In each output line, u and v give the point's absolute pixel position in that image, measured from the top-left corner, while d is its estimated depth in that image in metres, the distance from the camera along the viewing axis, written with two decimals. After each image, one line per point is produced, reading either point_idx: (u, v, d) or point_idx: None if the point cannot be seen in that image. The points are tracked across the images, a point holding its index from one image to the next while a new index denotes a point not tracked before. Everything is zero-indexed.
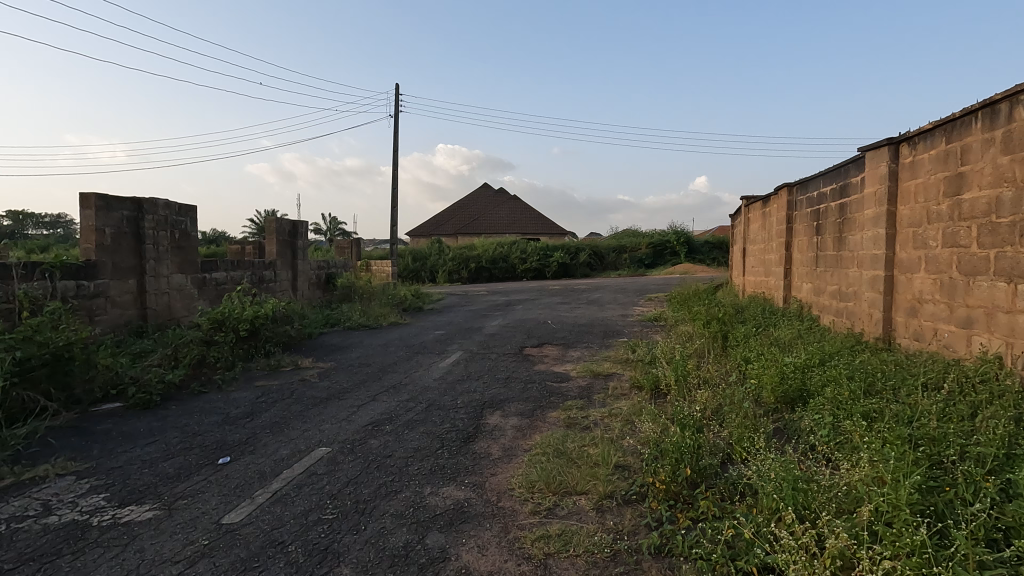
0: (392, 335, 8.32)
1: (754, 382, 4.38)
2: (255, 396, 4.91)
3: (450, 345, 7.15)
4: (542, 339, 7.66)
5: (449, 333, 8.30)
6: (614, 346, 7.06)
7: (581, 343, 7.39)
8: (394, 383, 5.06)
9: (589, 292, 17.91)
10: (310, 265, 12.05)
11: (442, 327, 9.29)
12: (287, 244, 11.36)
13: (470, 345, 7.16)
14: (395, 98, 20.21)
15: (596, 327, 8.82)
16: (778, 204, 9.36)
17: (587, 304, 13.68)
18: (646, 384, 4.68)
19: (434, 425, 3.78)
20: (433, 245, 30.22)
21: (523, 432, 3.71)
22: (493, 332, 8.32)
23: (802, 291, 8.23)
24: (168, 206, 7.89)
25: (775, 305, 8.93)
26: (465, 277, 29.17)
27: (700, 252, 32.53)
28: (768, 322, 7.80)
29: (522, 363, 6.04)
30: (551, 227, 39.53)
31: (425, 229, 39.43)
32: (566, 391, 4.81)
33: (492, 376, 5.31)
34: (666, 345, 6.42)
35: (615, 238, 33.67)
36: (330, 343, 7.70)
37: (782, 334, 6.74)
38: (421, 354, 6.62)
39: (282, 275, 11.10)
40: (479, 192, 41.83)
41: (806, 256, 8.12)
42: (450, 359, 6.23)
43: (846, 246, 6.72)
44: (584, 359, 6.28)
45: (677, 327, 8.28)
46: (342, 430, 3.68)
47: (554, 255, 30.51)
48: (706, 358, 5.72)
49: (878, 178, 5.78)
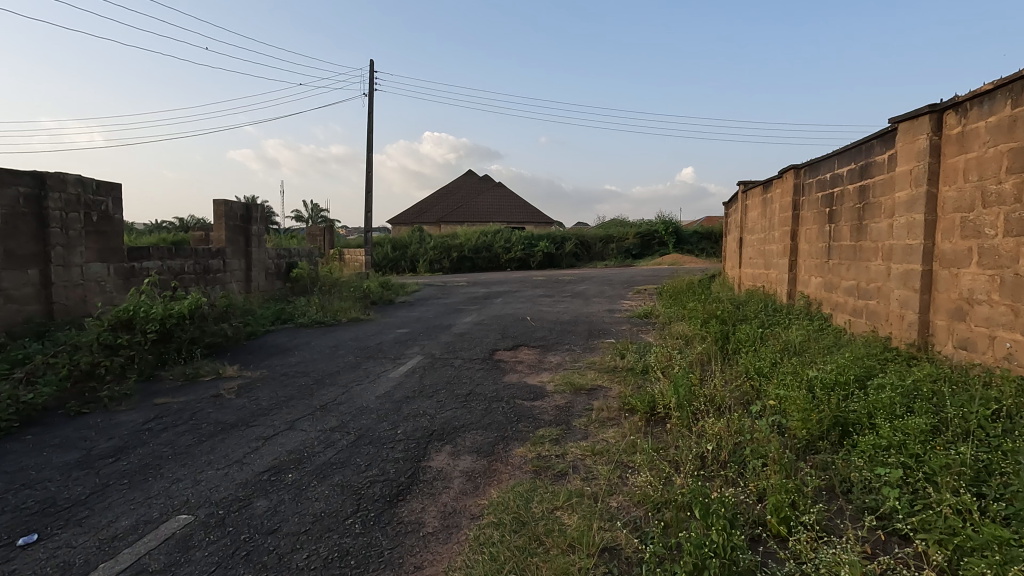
0: (346, 334, 7.26)
1: (777, 406, 3.44)
2: (146, 418, 3.86)
3: (409, 348, 6.12)
4: (518, 341, 6.67)
5: (413, 332, 7.27)
6: (600, 350, 6.08)
7: (562, 346, 6.41)
8: (326, 402, 4.04)
9: (575, 283, 16.97)
10: (266, 253, 10.90)
11: (408, 323, 8.25)
12: (238, 230, 10.21)
13: (433, 348, 6.13)
14: (370, 75, 18.90)
15: (581, 326, 7.83)
16: (783, 189, 8.43)
17: (571, 298, 12.71)
18: (639, 407, 3.72)
19: (354, 473, 2.78)
20: (413, 233, 29.07)
21: (473, 483, 2.73)
22: (463, 332, 7.30)
23: (811, 286, 7.32)
24: (81, 183, 6.75)
25: (779, 302, 8.02)
26: (446, 267, 28.14)
27: (689, 243, 31.68)
28: (773, 322, 6.86)
29: (490, 373, 5.04)
30: (537, 216, 38.50)
31: (407, 216, 38.23)
32: (538, 414, 3.83)
33: (450, 392, 4.31)
34: (660, 350, 5.47)
35: (603, 228, 32.73)
36: (272, 344, 6.63)
37: (792, 336, 5.83)
38: (372, 360, 5.59)
39: (232, 265, 9.96)
40: (464, 179, 40.61)
41: (817, 247, 7.21)
42: (405, 367, 5.21)
43: (868, 235, 5.81)
44: (564, 368, 5.29)
45: (671, 327, 7.32)
46: (225, 483, 2.68)
47: (540, 245, 29.52)
48: (709, 368, 4.78)
49: (914, 154, 4.84)
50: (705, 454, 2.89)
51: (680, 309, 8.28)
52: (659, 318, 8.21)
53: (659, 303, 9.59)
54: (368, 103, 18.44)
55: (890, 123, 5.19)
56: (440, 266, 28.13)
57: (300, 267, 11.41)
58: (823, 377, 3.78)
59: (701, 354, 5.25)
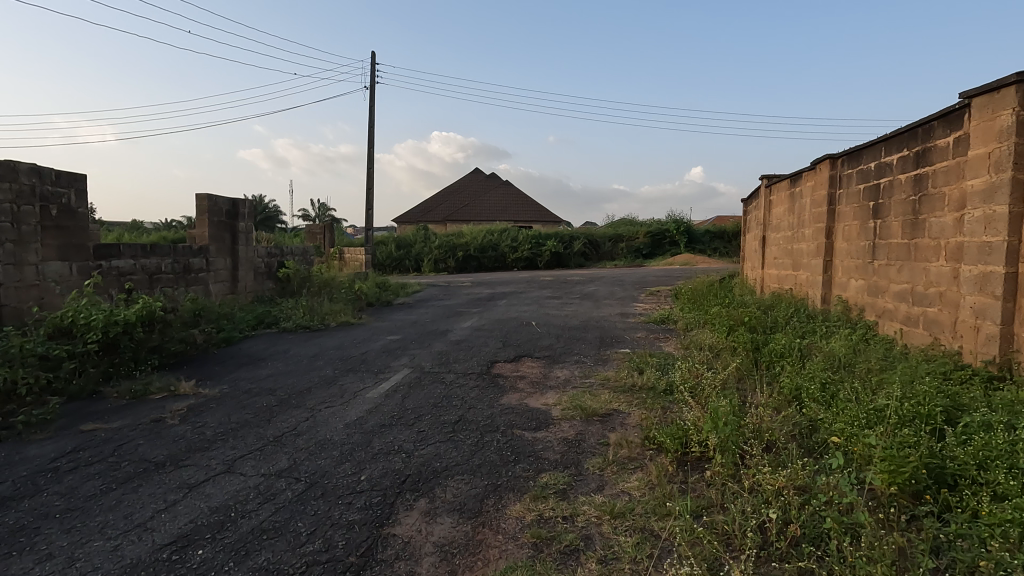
0: (330, 341, 6.54)
1: (857, 457, 2.70)
2: (60, 452, 3.15)
3: (397, 360, 5.38)
4: (520, 350, 5.91)
5: (404, 339, 6.54)
6: (615, 364, 5.31)
7: (571, 357, 5.65)
8: (283, 432, 3.32)
9: (584, 284, 16.21)
10: (254, 251, 10.22)
11: (402, 329, 7.52)
12: (223, 226, 9.54)
13: (424, 359, 5.39)
14: (370, 66, 18.20)
15: (592, 333, 7.08)
16: (815, 182, 7.62)
17: (579, 299, 11.96)
18: (668, 444, 2.98)
19: (288, 549, 2.06)
20: (418, 232, 28.42)
21: (449, 566, 2.00)
22: (461, 339, 6.56)
23: (850, 290, 6.52)
24: (38, 173, 6.09)
25: (812, 307, 7.22)
26: (451, 266, 27.48)
27: (701, 242, 30.77)
28: (811, 332, 6.06)
29: (486, 392, 4.29)
30: (545, 214, 37.73)
31: (412, 215, 37.62)
32: (541, 450, 3.08)
33: (436, 419, 3.57)
34: (685, 364, 4.70)
35: (612, 227, 31.91)
36: (245, 352, 5.92)
37: (838, 350, 5.06)
38: (353, 374, 4.86)
39: (216, 264, 9.29)
40: (470, 177, 39.91)
41: (857, 246, 6.41)
42: (389, 384, 4.48)
43: (928, 232, 5.01)
44: (573, 386, 4.53)
45: (692, 335, 6.54)
46: (108, 565, 1.96)
47: (547, 243, 28.76)
48: (746, 389, 4.02)
49: (993, 134, 4.05)
50: (768, 524, 2.13)
51: (701, 315, 7.49)
52: (678, 324, 7.43)
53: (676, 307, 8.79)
54: (369, 95, 17.76)
55: (961, 98, 4.40)
56: (445, 266, 27.45)
57: (290, 266, 10.71)
58: (899, 411, 3.02)
59: (735, 371, 4.46)
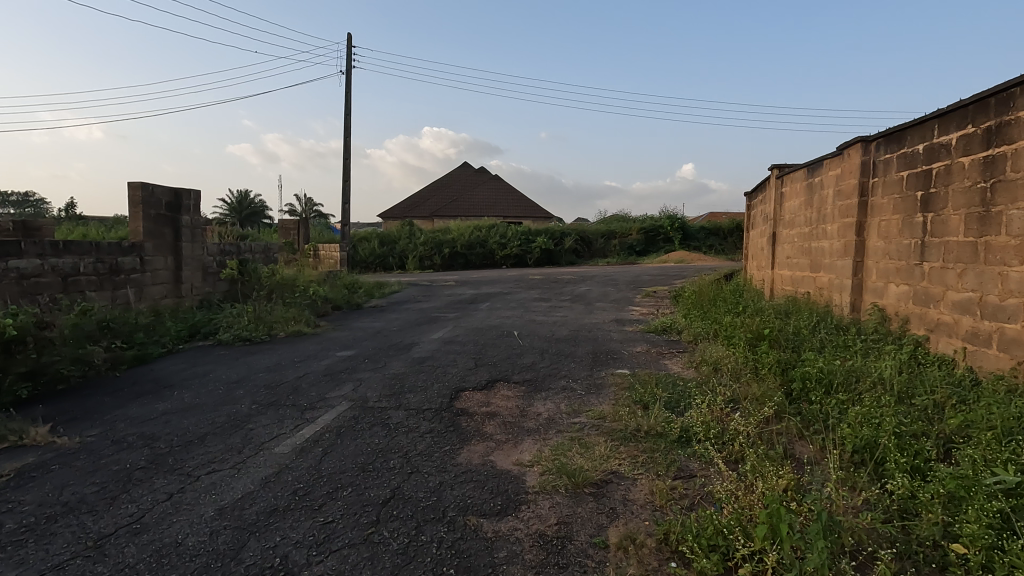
0: (266, 358, 5.39)
1: None
2: None
3: (336, 389, 4.25)
4: (495, 372, 4.83)
5: (358, 357, 5.43)
6: (611, 393, 4.22)
7: (558, 382, 4.55)
8: (116, 528, 2.21)
9: (575, 284, 15.16)
10: (202, 248, 9.05)
11: (360, 341, 6.40)
12: (164, 220, 8.37)
13: (371, 387, 4.27)
14: (346, 51, 17.00)
15: (585, 347, 5.99)
16: (841, 170, 6.57)
17: (570, 302, 10.89)
18: (700, 560, 1.91)
19: None
20: (403, 228, 27.24)
21: None
22: (425, 355, 5.44)
23: (889, 296, 5.49)
24: None
25: (840, 316, 6.19)
26: (438, 264, 26.38)
27: (695, 239, 29.80)
28: (846, 350, 5.03)
29: (440, 442, 3.19)
30: (535, 210, 36.64)
31: (399, 210, 36.41)
32: (503, 564, 2.00)
33: (357, 497, 2.47)
34: (702, 398, 3.64)
35: (605, 223, 30.87)
36: (154, 373, 4.80)
37: (892, 377, 4.02)
38: (272, 411, 3.74)
39: (154, 263, 8.13)
40: (459, 171, 38.71)
41: (899, 245, 5.36)
42: (312, 428, 3.37)
43: (1005, 229, 3.98)
44: (559, 431, 3.43)
45: (702, 351, 5.48)
46: None
47: (537, 240, 27.65)
48: (788, 447, 2.97)
49: None
50: None
51: (709, 324, 6.42)
52: (683, 336, 6.38)
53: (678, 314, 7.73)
54: (346, 81, 16.56)
55: None
56: (430, 263, 26.31)
57: (230, 265, 9.32)
58: None
59: (769, 412, 3.39)
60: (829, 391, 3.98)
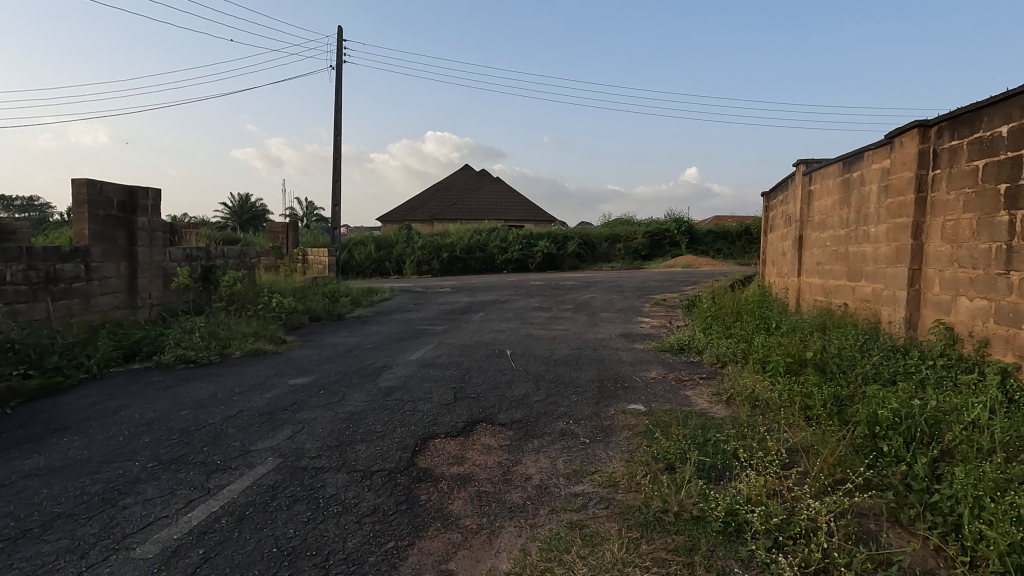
0: (200, 387, 4.42)
1: None
2: None
3: (267, 437, 3.27)
4: (477, 409, 3.86)
5: (313, 385, 4.46)
6: (625, 444, 3.25)
7: (554, 426, 3.57)
8: None
9: (579, 290, 14.20)
10: (163, 253, 8.11)
11: (324, 363, 5.42)
12: (115, 222, 7.42)
13: (313, 435, 3.29)
14: (336, 41, 16.03)
15: (590, 371, 5.01)
16: (891, 161, 5.58)
17: (573, 312, 9.93)
18: None
19: None
20: (400, 232, 26.34)
21: None
22: (395, 385, 4.46)
23: (960, 313, 4.51)
24: None
25: (894, 334, 5.21)
26: (436, 268, 25.49)
27: (703, 243, 28.78)
28: (914, 382, 4.05)
29: (382, 534, 2.23)
30: (538, 213, 35.71)
31: (398, 213, 35.55)
32: None
33: None
34: (757, 466, 2.67)
35: (610, 226, 29.90)
36: (53, 411, 3.84)
37: (996, 424, 3.05)
38: (167, 475, 2.77)
39: (102, 270, 7.19)
40: (459, 174, 37.83)
41: (973, 250, 4.39)
42: (208, 508, 2.40)
43: None
44: (553, 511, 2.46)
45: (733, 380, 4.50)
46: None
47: (539, 244, 26.69)
48: (891, 559, 2.01)
49: None
50: None
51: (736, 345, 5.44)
52: (705, 359, 5.42)
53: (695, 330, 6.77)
54: (336, 75, 15.68)
55: None
56: (428, 268, 25.39)
57: (183, 273, 8.22)
58: None
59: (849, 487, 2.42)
60: (915, 444, 3.00)
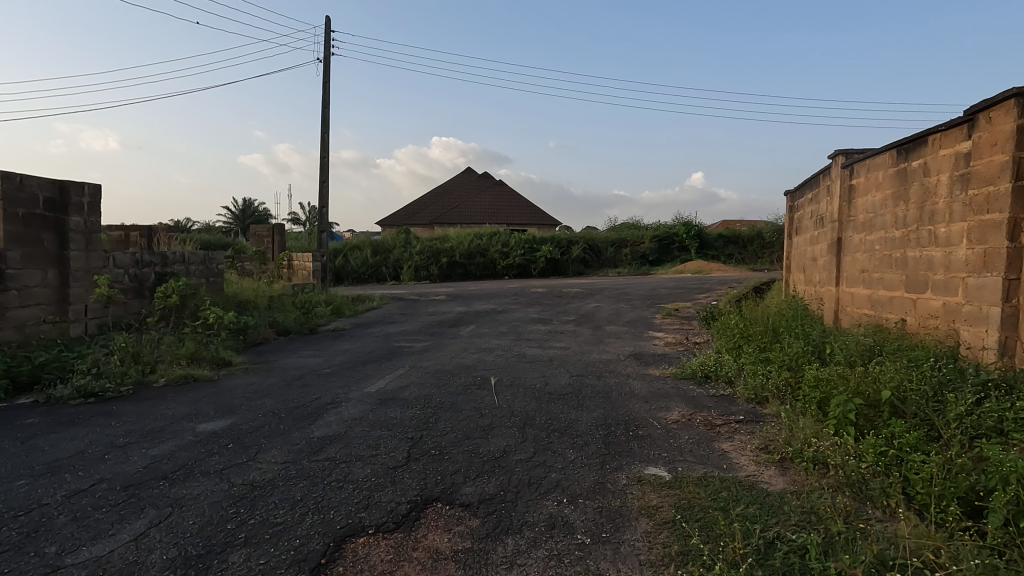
0: (73, 438, 3.31)
1: None
2: None
3: (103, 538, 2.16)
4: (434, 480, 2.74)
5: (225, 435, 3.34)
6: (647, 550, 2.15)
7: (542, 512, 2.46)
8: None
9: (583, 299, 13.09)
10: (102, 259, 7.05)
11: (258, 396, 4.29)
12: (42, 222, 6.37)
13: (174, 535, 2.18)
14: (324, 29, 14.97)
15: (593, 412, 3.86)
16: (976, 142, 4.44)
17: (575, 325, 8.82)
18: None
19: None
20: (397, 236, 25.33)
21: None
22: (333, 435, 3.33)
23: None
24: None
25: (984, 365, 4.07)
26: (434, 274, 24.47)
27: (713, 247, 27.61)
28: None
29: None
30: (542, 217, 34.67)
31: (397, 217, 34.59)
32: None
33: None
34: None
35: (617, 230, 28.78)
36: None
37: None
38: None
39: (22, 278, 6.13)
40: (461, 177, 36.86)
41: None
42: None
43: None
44: None
45: (788, 431, 3.35)
46: None
47: (542, 248, 25.61)
48: None
49: None
50: None
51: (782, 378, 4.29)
52: (743, 395, 4.27)
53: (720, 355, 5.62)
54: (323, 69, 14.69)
55: None
56: (427, 273, 24.36)
57: (101, 281, 6.81)
58: None
59: None
60: None
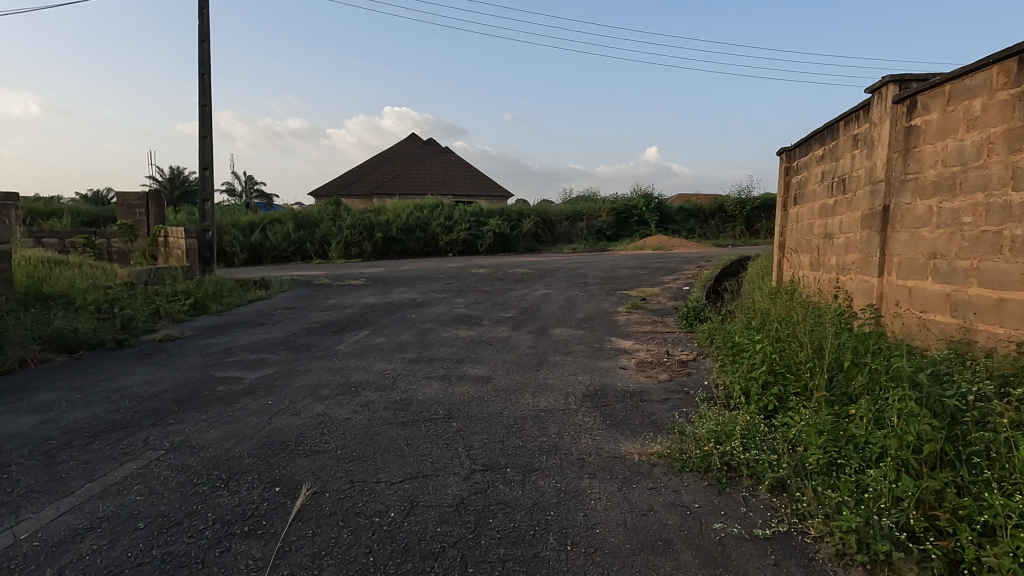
0: None
1: None
2: None
3: None
4: None
5: None
6: None
7: None
8: None
9: (530, 284, 10.66)
10: None
11: None
12: None
13: None
14: None
15: None
16: None
17: (513, 328, 6.37)
18: None
19: None
20: (325, 207, 22.17)
21: None
22: None
23: None
24: None
25: None
26: (367, 251, 21.57)
27: (674, 221, 25.68)
28: None
29: None
30: (491, 188, 31.92)
31: (332, 187, 31.16)
32: None
33: None
34: None
35: (572, 203, 26.46)
36: None
37: None
38: None
39: None
40: (402, 143, 33.47)
41: None
42: None
43: None
44: None
45: None
46: None
47: (490, 222, 23.01)
48: None
49: None
50: None
51: (911, 508, 1.97)
52: (833, 549, 1.93)
53: (738, 405, 3.29)
54: None
55: None
56: (358, 250, 21.46)
57: None
58: None
59: None
60: None
